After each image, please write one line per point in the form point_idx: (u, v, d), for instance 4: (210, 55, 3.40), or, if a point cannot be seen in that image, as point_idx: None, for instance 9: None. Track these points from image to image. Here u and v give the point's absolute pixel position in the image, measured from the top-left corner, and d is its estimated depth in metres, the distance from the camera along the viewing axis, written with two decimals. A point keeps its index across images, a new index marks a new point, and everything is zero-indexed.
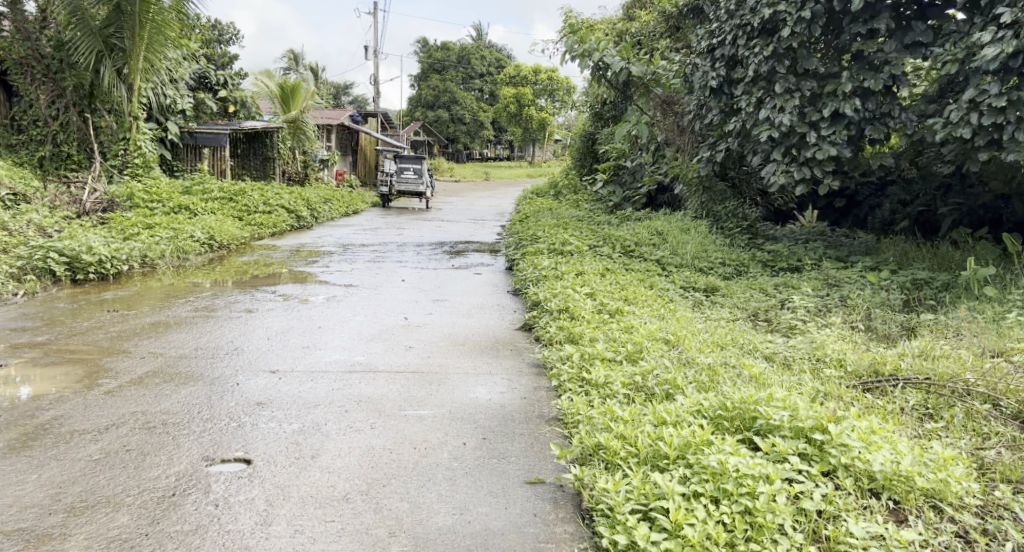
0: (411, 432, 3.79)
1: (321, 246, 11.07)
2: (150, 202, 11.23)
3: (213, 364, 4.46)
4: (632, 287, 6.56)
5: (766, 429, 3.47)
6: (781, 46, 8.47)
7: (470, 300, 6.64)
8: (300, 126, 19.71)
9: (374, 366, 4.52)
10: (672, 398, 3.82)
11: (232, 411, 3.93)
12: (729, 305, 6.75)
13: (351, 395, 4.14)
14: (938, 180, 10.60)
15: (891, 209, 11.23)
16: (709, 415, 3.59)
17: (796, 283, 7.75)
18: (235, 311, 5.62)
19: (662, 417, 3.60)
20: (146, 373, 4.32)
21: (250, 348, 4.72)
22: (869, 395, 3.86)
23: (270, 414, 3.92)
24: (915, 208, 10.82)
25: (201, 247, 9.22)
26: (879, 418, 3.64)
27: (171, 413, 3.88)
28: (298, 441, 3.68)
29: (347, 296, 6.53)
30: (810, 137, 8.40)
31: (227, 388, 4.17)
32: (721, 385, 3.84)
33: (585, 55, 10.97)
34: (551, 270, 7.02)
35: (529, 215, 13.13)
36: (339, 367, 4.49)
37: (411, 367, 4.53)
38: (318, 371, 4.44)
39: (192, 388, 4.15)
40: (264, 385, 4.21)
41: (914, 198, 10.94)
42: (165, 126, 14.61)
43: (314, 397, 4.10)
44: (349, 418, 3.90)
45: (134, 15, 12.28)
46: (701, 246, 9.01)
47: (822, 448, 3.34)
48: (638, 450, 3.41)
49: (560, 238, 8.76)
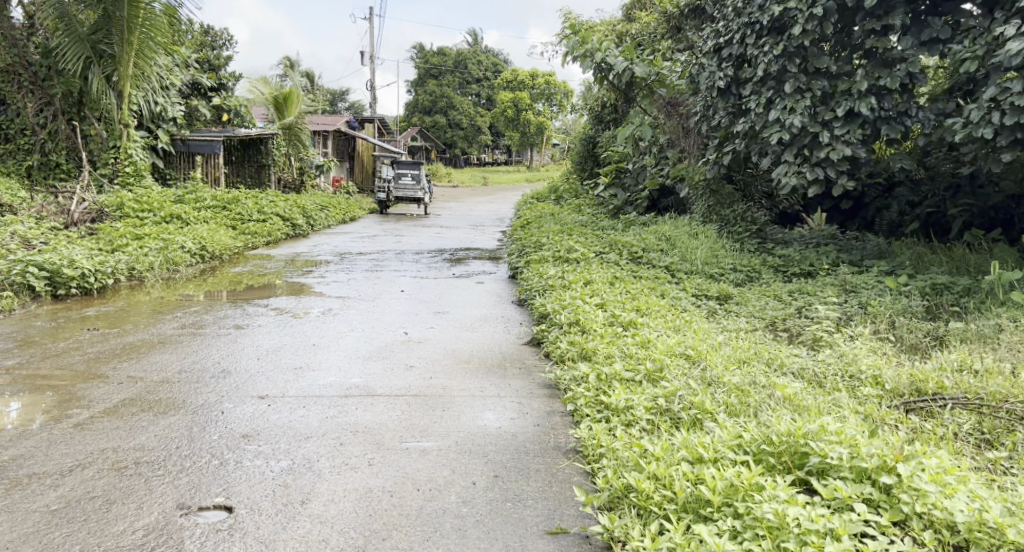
0: (413, 470, 3.47)
1: (317, 254, 10.75)
2: (140, 211, 10.92)
3: (197, 390, 4.15)
4: (643, 296, 6.22)
5: (822, 468, 3.15)
6: (792, 45, 8.17)
7: (473, 312, 6.32)
8: (296, 132, 19.59)
9: (372, 389, 4.20)
10: (707, 428, 3.51)
11: (213, 447, 3.61)
12: (746, 314, 6.43)
13: (347, 425, 3.81)
14: (947, 180, 10.26)
15: (899, 211, 10.91)
16: (753, 450, 3.28)
17: (812, 289, 7.47)
18: (225, 328, 5.30)
19: (698, 452, 3.29)
20: (121, 402, 4.00)
21: (238, 370, 4.40)
22: (915, 418, 3.54)
23: (257, 449, 3.59)
24: (924, 209, 10.51)
25: (192, 258, 8.90)
26: (938, 447, 3.31)
27: (145, 451, 3.56)
28: (286, 483, 3.36)
29: (345, 309, 6.22)
30: (823, 136, 8.08)
31: (210, 418, 3.86)
32: (760, 414, 3.53)
33: (586, 56, 10.67)
34: (556, 279, 6.70)
35: (530, 220, 12.81)
36: (334, 392, 4.17)
37: (412, 389, 4.21)
38: (311, 395, 4.12)
39: (172, 419, 3.83)
40: (251, 414, 3.89)
41: (923, 199, 10.63)
42: (156, 134, 14.31)
43: (305, 428, 3.78)
44: (344, 452, 3.58)
45: (123, 20, 12.03)
46: (711, 250, 8.71)
47: (890, 492, 3.01)
48: (675, 494, 3.10)
49: (565, 245, 8.45)
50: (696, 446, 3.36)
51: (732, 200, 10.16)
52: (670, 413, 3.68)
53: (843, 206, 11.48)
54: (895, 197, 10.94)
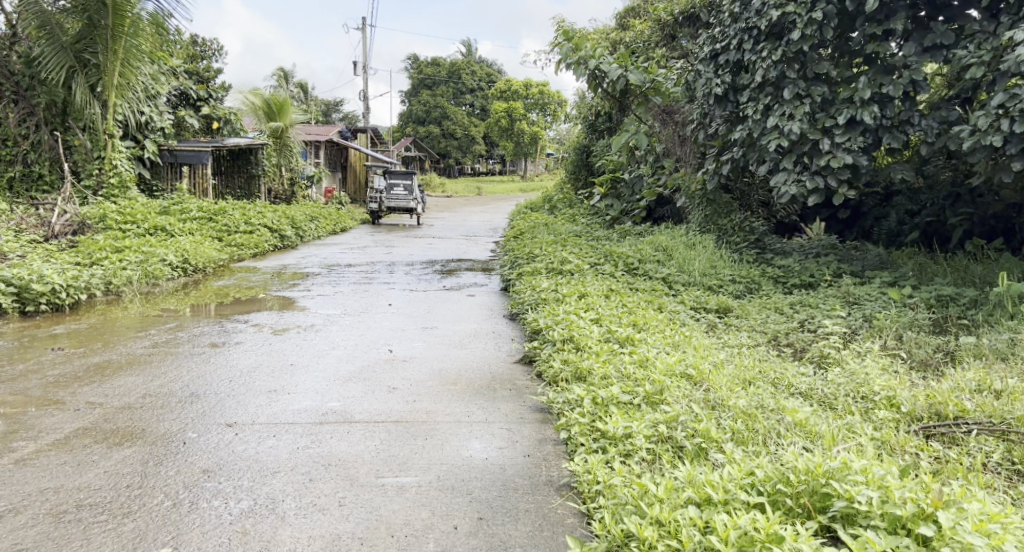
0: (388, 511, 3.19)
1: (305, 267, 10.50)
2: (123, 223, 10.65)
3: (159, 417, 3.88)
4: (638, 310, 5.96)
5: (848, 514, 2.88)
6: (791, 50, 7.96)
7: (463, 327, 6.07)
8: (286, 142, 19.38)
9: (350, 415, 3.93)
10: (715, 462, 3.26)
11: (170, 485, 3.33)
12: (747, 328, 6.18)
13: (320, 457, 3.54)
14: (947, 189, 10.07)
15: (898, 220, 10.71)
16: (768, 491, 3.02)
17: (813, 300, 7.24)
18: (198, 346, 5.03)
19: (707, 493, 3.04)
20: (74, 432, 3.73)
21: (206, 394, 4.13)
22: (941, 448, 3.30)
23: (217, 487, 3.32)
24: (923, 218, 10.29)
25: (173, 271, 8.63)
26: (970, 482, 3.06)
27: (90, 491, 3.28)
28: (245, 529, 3.08)
29: (329, 325, 5.96)
30: (824, 144, 7.84)
31: (171, 451, 3.58)
32: (774, 449, 3.27)
33: (580, 64, 10.46)
34: (550, 292, 6.44)
35: (524, 231, 12.56)
36: (309, 418, 3.89)
37: (393, 415, 3.94)
38: (284, 422, 3.84)
39: (127, 452, 3.56)
40: (214, 446, 3.62)
41: (922, 208, 10.42)
42: (142, 144, 14.08)
43: (273, 462, 3.50)
44: (314, 491, 3.31)
45: (107, 29, 11.88)
46: (709, 261, 8.47)
47: (929, 543, 2.74)
48: (683, 544, 2.85)
49: (558, 256, 8.19)
50: (703, 484, 3.10)
51: (728, 209, 9.91)
52: (673, 443, 3.43)
53: (841, 215, 11.27)
54: (894, 206, 10.74)
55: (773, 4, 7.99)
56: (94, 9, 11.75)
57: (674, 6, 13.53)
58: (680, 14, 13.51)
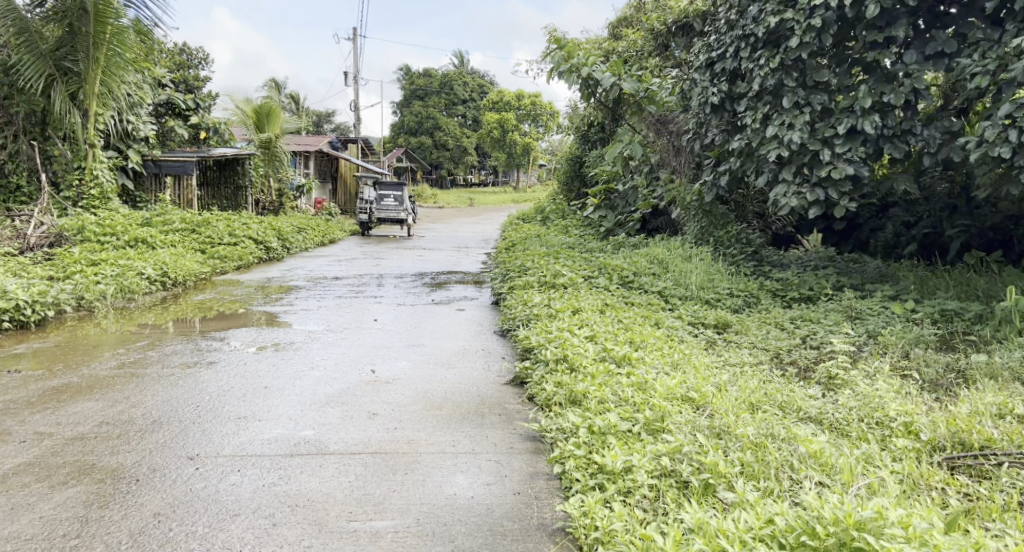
0: None
1: (290, 280, 10.22)
2: (102, 235, 10.36)
3: (112, 450, 3.59)
4: (635, 326, 5.68)
5: None
6: (789, 58, 7.75)
7: (452, 345, 5.79)
8: (274, 152, 19.01)
9: (326, 446, 3.66)
10: (728, 505, 3.00)
11: (112, 534, 3.03)
12: (749, 345, 5.92)
13: (288, 497, 3.26)
14: (942, 200, 9.85)
15: (894, 231, 10.47)
16: (790, 545, 2.73)
17: (813, 315, 7.01)
18: (167, 367, 4.74)
19: (721, 546, 2.76)
20: (15, 469, 3.44)
21: (168, 423, 3.84)
22: (975, 486, 3.05)
23: (167, 534, 3.04)
24: (920, 230, 10.07)
25: (151, 284, 8.34)
26: (1012, 530, 2.79)
27: (23, 541, 2.99)
28: None
29: (310, 342, 5.68)
30: (824, 154, 7.61)
31: (120, 490, 3.30)
32: (795, 494, 3.00)
33: (572, 72, 10.20)
34: (542, 307, 6.15)
35: (516, 242, 12.29)
36: (280, 449, 3.62)
37: (372, 446, 3.66)
38: (250, 455, 3.57)
39: (71, 492, 3.27)
40: (169, 484, 3.33)
41: (918, 219, 10.20)
42: (125, 154, 13.79)
43: (234, 503, 3.22)
44: (277, 538, 3.02)
45: (89, 36, 11.69)
46: (706, 274, 8.22)
47: None
48: None
49: (550, 269, 7.92)
50: (716, 534, 2.83)
51: (726, 221, 9.67)
52: (678, 480, 3.17)
53: (836, 226, 11.05)
54: (891, 218, 10.50)
55: (770, 10, 7.78)
56: (75, 15, 11.56)
57: (667, 15, 13.33)
58: (674, 23, 13.30)
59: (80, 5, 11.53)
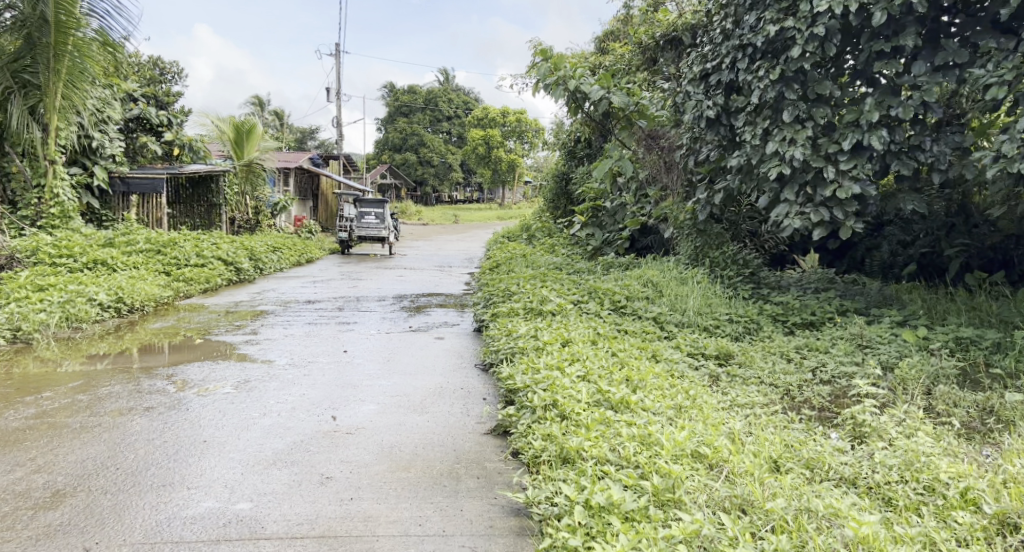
0: None
1: (259, 304, 9.66)
2: (58, 257, 9.87)
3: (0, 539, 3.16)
4: (630, 362, 5.10)
5: None
6: (790, 69, 7.21)
7: (429, 381, 5.22)
8: (253, 168, 18.48)
9: (260, 527, 3.24)
10: None
11: None
12: (755, 381, 5.37)
13: None
14: (938, 219, 9.41)
15: (890, 251, 9.96)
16: None
17: (820, 343, 6.49)
18: (94, 416, 4.23)
19: None
20: None
21: (76, 497, 3.43)
22: None
23: None
24: (917, 249, 9.56)
25: (103, 311, 7.89)
26: None
27: None
28: None
29: (267, 380, 5.16)
30: (829, 172, 7.08)
31: None
32: None
33: (559, 84, 9.66)
34: (528, 339, 5.56)
35: (500, 263, 11.74)
36: (203, 532, 3.21)
37: (315, 526, 3.25)
38: (166, 542, 3.15)
39: None
40: None
41: (915, 238, 9.69)
42: (91, 171, 13.22)
43: None
44: None
45: (49, 48, 11.13)
46: (703, 297, 7.70)
47: None
48: None
49: (537, 294, 7.35)
50: None
51: (722, 241, 9.13)
52: None
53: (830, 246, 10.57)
54: (885, 236, 9.99)
55: (769, 18, 7.24)
56: (35, 25, 11.06)
57: (655, 30, 12.93)
58: (662, 38, 12.91)
59: (40, 16, 10.99)
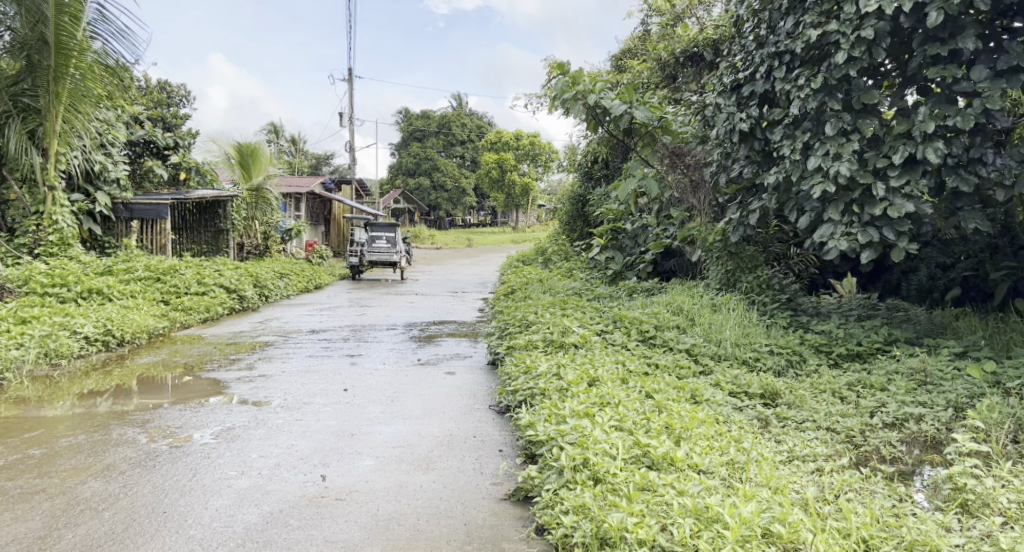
0: None
1: (259, 335, 9.08)
2: (51, 287, 9.36)
3: None
4: (668, 406, 4.41)
5: None
6: (834, 76, 6.56)
7: (437, 428, 4.59)
8: (263, 194, 17.92)
9: None
10: None
11: None
12: (814, 428, 4.66)
13: None
14: (982, 240, 8.72)
15: (928, 274, 9.23)
16: None
17: (875, 379, 5.80)
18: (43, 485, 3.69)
19: None
20: None
21: None
22: None
23: None
24: (959, 273, 8.85)
25: (88, 345, 7.42)
26: None
27: None
28: None
29: (252, 428, 4.58)
30: (878, 189, 6.42)
31: None
32: None
33: (577, 99, 9.03)
34: (548, 377, 4.91)
35: (516, 288, 11.09)
36: None
37: None
38: None
39: None
40: None
41: (956, 260, 8.99)
42: (93, 197, 12.68)
43: None
44: None
45: (50, 71, 10.76)
46: (740, 326, 7.04)
47: None
48: None
49: (558, 323, 6.65)
50: None
51: (755, 264, 8.46)
52: None
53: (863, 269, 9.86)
54: (922, 258, 9.28)
55: (810, 22, 6.62)
56: (34, 47, 10.69)
57: (674, 45, 12.40)
58: (682, 54, 12.40)
59: (40, 37, 10.59)
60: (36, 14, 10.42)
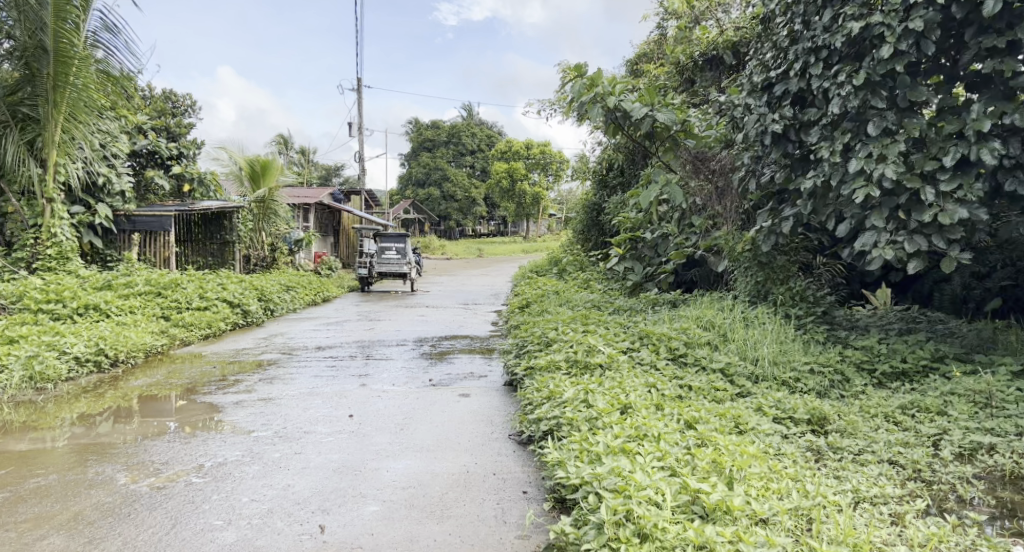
0: None
1: (262, 353, 8.63)
2: (46, 303, 8.96)
3: None
4: (713, 439, 3.92)
5: None
6: (878, 72, 6.07)
7: (453, 466, 4.13)
8: (269, 206, 17.49)
9: None
10: None
11: None
12: (874, 463, 4.17)
13: None
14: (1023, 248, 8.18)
15: (963, 284, 8.69)
16: None
17: (930, 401, 5.29)
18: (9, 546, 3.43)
19: None
20: None
21: None
22: None
23: None
24: (997, 283, 8.31)
25: (78, 367, 7.00)
26: None
27: None
28: None
29: (246, 464, 4.16)
30: (927, 193, 5.90)
31: None
32: None
33: (595, 102, 8.54)
34: (573, 404, 4.41)
35: (530, 301, 10.61)
36: None
37: None
38: None
39: None
40: None
41: (991, 270, 8.45)
42: (94, 210, 12.26)
43: None
44: None
45: (48, 79, 10.37)
46: (776, 342, 6.54)
47: None
48: None
49: (580, 342, 6.14)
50: None
51: (787, 275, 7.96)
52: None
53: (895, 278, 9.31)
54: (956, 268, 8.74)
55: (851, 13, 6.13)
56: (33, 55, 10.32)
57: (692, 48, 11.91)
58: (701, 57, 11.92)
59: (38, 44, 10.24)
60: (34, 22, 10.09)
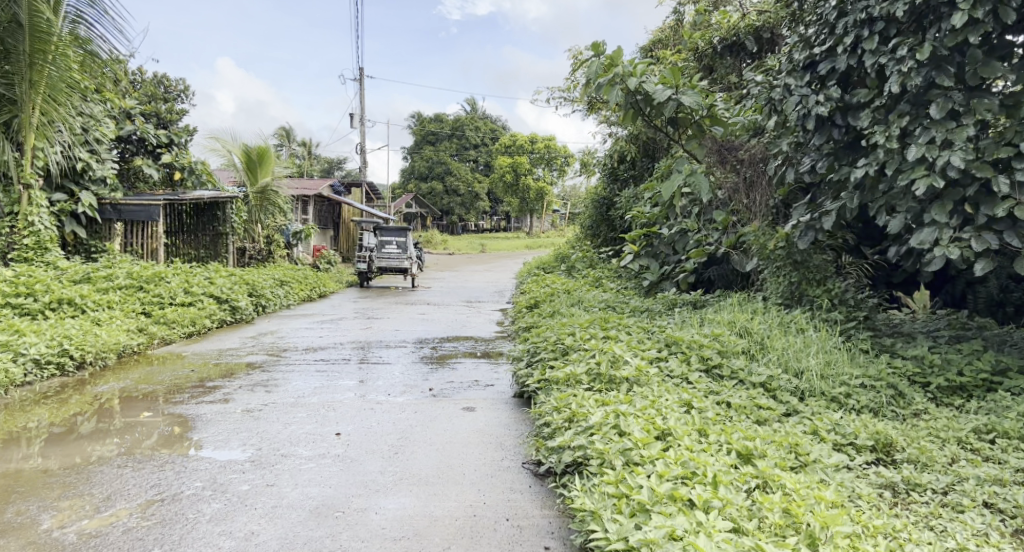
0: None
1: (246, 354, 7.91)
2: (14, 296, 8.23)
3: None
4: (780, 481, 3.39)
5: None
6: (945, 45, 5.34)
7: (457, 510, 3.57)
8: (270, 197, 16.78)
9: None
10: None
11: None
12: (972, 508, 3.49)
13: None
14: None
15: (999, 287, 7.82)
16: None
17: (1011, 424, 4.54)
18: None
19: None
20: None
21: None
22: None
23: None
24: None
25: (37, 371, 6.30)
26: None
27: None
28: None
29: (204, 501, 3.63)
30: (1001, 184, 5.16)
31: None
32: None
33: (615, 84, 7.70)
34: (606, 435, 3.78)
35: (539, 300, 9.90)
36: None
37: None
38: None
39: None
40: None
41: None
42: (78, 197, 11.51)
43: None
44: None
45: (23, 56, 9.51)
46: (823, 351, 5.79)
47: None
48: None
49: (603, 351, 5.39)
50: None
51: (826, 275, 7.19)
52: None
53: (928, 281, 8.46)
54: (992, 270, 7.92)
55: None
56: (6, 30, 9.43)
57: (712, 33, 11.10)
58: (720, 43, 11.12)
59: (12, 18, 9.36)
60: None
